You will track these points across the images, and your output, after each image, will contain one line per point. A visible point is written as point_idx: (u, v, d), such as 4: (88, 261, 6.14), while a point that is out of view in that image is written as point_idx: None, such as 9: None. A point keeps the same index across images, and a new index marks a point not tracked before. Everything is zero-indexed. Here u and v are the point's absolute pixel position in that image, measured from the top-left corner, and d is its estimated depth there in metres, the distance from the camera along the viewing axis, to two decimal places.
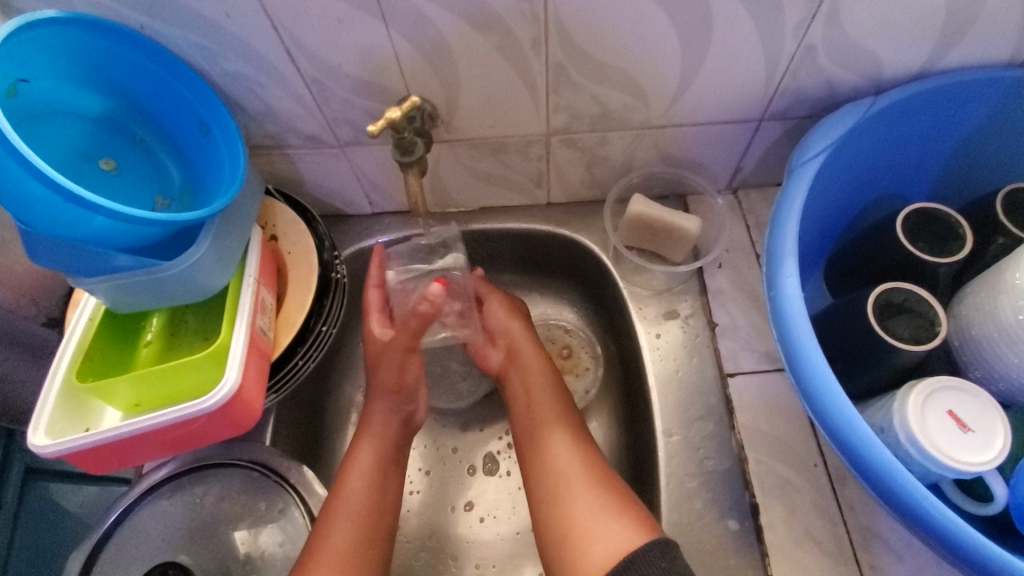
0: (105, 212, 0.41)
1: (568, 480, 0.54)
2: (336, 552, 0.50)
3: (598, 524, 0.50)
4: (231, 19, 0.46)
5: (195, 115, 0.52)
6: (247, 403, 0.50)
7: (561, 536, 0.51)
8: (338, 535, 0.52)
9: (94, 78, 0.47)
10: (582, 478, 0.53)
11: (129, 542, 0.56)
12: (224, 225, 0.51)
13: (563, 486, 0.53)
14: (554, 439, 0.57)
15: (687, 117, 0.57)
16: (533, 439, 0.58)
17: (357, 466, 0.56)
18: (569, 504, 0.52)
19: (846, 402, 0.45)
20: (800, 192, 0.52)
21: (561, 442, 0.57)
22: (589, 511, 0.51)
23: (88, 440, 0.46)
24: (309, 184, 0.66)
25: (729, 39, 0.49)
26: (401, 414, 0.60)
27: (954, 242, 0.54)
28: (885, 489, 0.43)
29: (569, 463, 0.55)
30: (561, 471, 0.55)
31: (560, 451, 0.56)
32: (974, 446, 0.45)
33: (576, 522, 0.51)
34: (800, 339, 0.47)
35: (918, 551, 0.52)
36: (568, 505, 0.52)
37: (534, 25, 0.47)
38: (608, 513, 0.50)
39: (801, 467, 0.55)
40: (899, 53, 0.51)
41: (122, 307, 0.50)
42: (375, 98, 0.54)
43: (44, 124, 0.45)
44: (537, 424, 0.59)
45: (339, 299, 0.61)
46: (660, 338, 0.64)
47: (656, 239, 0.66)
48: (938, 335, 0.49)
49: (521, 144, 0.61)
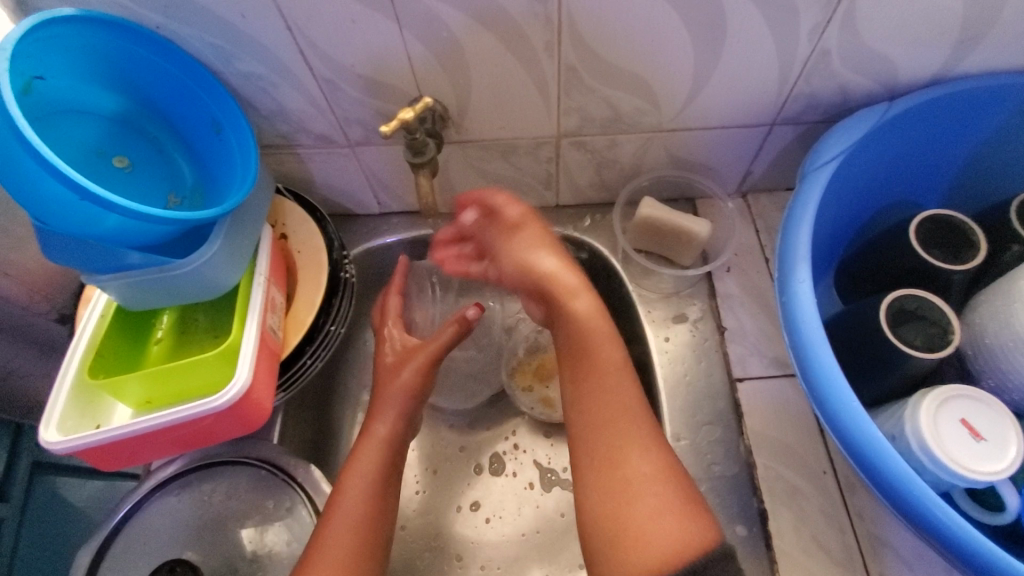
0: (121, 210, 0.41)
1: (625, 436, 0.46)
2: (347, 533, 0.49)
3: (648, 483, 0.44)
4: (246, 19, 0.46)
5: (209, 114, 0.52)
6: (257, 401, 0.50)
7: (602, 472, 0.46)
8: (344, 520, 0.50)
9: (109, 76, 0.48)
10: (633, 418, 0.47)
11: (136, 539, 0.56)
12: (236, 224, 0.52)
13: (618, 425, 0.47)
14: (612, 382, 0.49)
15: (698, 120, 0.57)
16: (586, 371, 0.50)
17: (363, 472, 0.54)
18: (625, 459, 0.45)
19: (858, 409, 0.44)
20: (812, 196, 0.52)
21: (615, 378, 0.49)
22: (648, 474, 0.44)
23: (99, 436, 0.46)
24: (319, 183, 0.66)
25: (743, 42, 0.48)
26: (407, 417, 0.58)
27: (968, 250, 0.53)
28: (897, 498, 0.43)
29: (631, 422, 0.47)
30: (625, 430, 0.46)
31: (620, 399, 0.48)
32: (988, 455, 0.45)
33: (628, 480, 0.44)
34: (813, 345, 0.47)
35: (927, 560, 0.52)
36: (625, 465, 0.45)
37: (547, 28, 0.47)
38: (662, 481, 0.44)
39: (809, 473, 0.55)
40: (914, 59, 0.50)
41: (134, 305, 0.50)
42: (386, 98, 0.54)
43: (60, 122, 0.45)
44: (601, 373, 0.49)
45: (348, 299, 0.61)
46: (668, 342, 0.63)
47: (666, 242, 0.66)
48: (951, 343, 0.49)
49: (532, 146, 0.60)
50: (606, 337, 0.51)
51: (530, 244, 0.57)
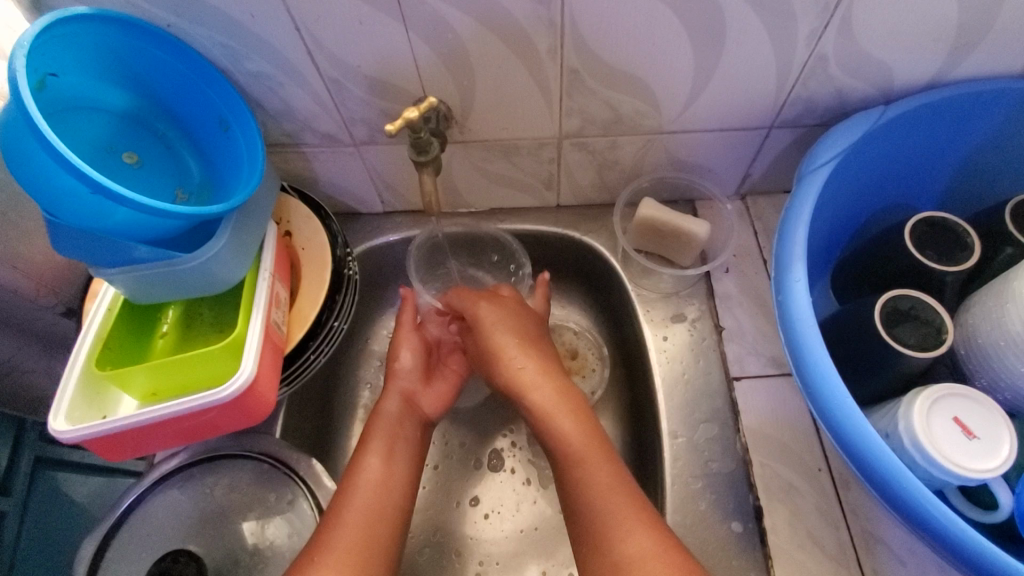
0: (131, 204, 0.42)
1: (616, 521, 0.47)
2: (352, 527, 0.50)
3: (646, 563, 0.44)
4: (255, 19, 0.47)
5: (217, 111, 0.53)
6: (261, 394, 0.51)
7: (599, 557, 0.46)
8: (348, 519, 0.51)
9: (120, 74, 0.49)
10: (620, 498, 0.48)
11: (139, 530, 0.56)
12: (242, 219, 0.52)
13: (608, 505, 0.48)
14: (594, 472, 0.50)
15: (697, 123, 0.58)
16: (565, 468, 0.52)
17: (367, 460, 0.55)
18: (619, 543, 0.46)
19: (852, 406, 0.45)
20: (809, 198, 0.53)
21: (595, 471, 0.50)
22: (642, 555, 0.44)
23: (105, 426, 0.47)
24: (324, 182, 0.67)
25: (742, 46, 0.49)
26: (407, 396, 0.61)
27: (962, 252, 0.54)
28: (890, 493, 0.44)
29: (616, 506, 0.48)
30: (611, 516, 0.47)
31: (607, 492, 0.49)
32: (980, 452, 0.46)
33: (625, 564, 0.45)
34: (808, 343, 0.48)
35: (921, 556, 0.53)
36: (619, 548, 0.46)
37: (550, 30, 0.48)
38: (655, 559, 0.44)
39: (804, 470, 0.56)
40: (910, 64, 0.51)
41: (141, 298, 0.51)
42: (392, 98, 0.55)
43: (73, 117, 0.46)
44: (582, 465, 0.51)
45: (352, 295, 0.62)
46: (667, 341, 0.64)
47: (665, 242, 0.67)
48: (944, 342, 0.50)
49: (534, 147, 0.61)
50: (574, 423, 0.54)
51: (499, 324, 0.60)
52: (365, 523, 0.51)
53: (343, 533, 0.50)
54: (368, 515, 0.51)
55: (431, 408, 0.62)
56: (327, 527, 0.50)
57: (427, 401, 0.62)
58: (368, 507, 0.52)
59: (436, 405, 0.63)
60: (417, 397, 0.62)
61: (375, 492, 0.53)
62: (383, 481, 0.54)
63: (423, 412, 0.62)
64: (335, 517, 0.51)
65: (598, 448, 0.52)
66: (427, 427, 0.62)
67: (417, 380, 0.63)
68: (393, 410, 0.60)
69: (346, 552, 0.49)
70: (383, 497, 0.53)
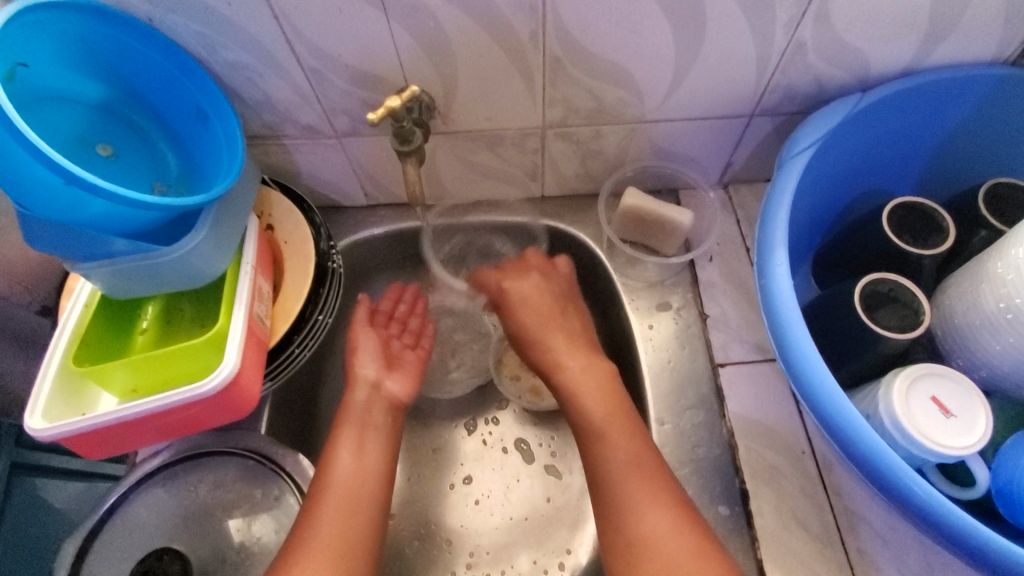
0: (105, 195, 0.41)
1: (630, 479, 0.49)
2: (332, 526, 0.50)
3: (666, 532, 0.46)
4: (232, 8, 0.46)
5: (194, 102, 0.52)
6: (245, 388, 0.50)
7: (627, 532, 0.47)
8: (328, 520, 0.50)
9: (93, 65, 0.47)
10: (641, 472, 0.49)
11: (122, 529, 0.56)
12: (221, 211, 0.51)
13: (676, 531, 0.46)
14: (617, 438, 0.52)
15: (680, 112, 0.59)
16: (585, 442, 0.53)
17: (339, 454, 0.54)
18: (639, 510, 0.47)
19: (836, 388, 0.46)
20: (790, 183, 0.53)
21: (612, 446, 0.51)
22: (660, 524, 0.47)
23: (84, 424, 0.46)
24: (305, 175, 0.67)
25: (722, 35, 0.50)
26: (374, 384, 0.60)
27: (937, 235, 0.55)
28: (874, 472, 0.45)
29: (642, 479, 0.49)
30: (632, 487, 0.49)
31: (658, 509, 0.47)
32: (957, 430, 0.47)
33: (644, 533, 0.47)
34: (790, 327, 0.48)
35: (902, 535, 0.54)
36: (643, 510, 0.47)
37: (532, 19, 0.48)
38: (675, 531, 0.46)
39: (789, 452, 0.57)
40: (885, 52, 0.52)
41: (119, 293, 0.50)
42: (374, 89, 0.55)
43: (43, 108, 0.45)
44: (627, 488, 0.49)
45: (336, 289, 0.61)
46: (653, 329, 0.65)
47: (649, 231, 0.67)
48: (922, 323, 0.51)
49: (518, 137, 0.61)
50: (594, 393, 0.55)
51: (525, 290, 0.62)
52: (343, 518, 0.50)
53: (322, 530, 0.49)
54: (345, 508, 0.51)
55: (401, 393, 0.61)
56: (305, 528, 0.49)
57: (396, 387, 0.61)
58: (344, 503, 0.51)
59: (407, 387, 0.62)
60: (383, 384, 0.60)
61: (354, 484, 0.53)
62: (359, 472, 0.54)
63: (394, 397, 0.60)
64: (310, 517, 0.50)
65: (618, 424, 0.53)
66: (398, 414, 0.60)
67: (380, 368, 0.61)
68: (360, 399, 0.58)
69: (328, 551, 0.48)
70: (361, 486, 0.53)
